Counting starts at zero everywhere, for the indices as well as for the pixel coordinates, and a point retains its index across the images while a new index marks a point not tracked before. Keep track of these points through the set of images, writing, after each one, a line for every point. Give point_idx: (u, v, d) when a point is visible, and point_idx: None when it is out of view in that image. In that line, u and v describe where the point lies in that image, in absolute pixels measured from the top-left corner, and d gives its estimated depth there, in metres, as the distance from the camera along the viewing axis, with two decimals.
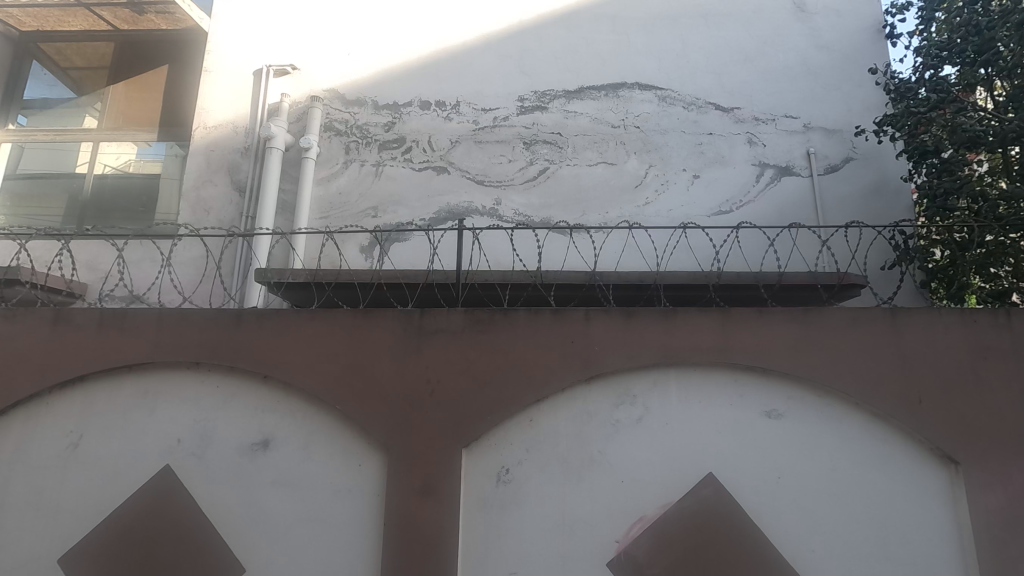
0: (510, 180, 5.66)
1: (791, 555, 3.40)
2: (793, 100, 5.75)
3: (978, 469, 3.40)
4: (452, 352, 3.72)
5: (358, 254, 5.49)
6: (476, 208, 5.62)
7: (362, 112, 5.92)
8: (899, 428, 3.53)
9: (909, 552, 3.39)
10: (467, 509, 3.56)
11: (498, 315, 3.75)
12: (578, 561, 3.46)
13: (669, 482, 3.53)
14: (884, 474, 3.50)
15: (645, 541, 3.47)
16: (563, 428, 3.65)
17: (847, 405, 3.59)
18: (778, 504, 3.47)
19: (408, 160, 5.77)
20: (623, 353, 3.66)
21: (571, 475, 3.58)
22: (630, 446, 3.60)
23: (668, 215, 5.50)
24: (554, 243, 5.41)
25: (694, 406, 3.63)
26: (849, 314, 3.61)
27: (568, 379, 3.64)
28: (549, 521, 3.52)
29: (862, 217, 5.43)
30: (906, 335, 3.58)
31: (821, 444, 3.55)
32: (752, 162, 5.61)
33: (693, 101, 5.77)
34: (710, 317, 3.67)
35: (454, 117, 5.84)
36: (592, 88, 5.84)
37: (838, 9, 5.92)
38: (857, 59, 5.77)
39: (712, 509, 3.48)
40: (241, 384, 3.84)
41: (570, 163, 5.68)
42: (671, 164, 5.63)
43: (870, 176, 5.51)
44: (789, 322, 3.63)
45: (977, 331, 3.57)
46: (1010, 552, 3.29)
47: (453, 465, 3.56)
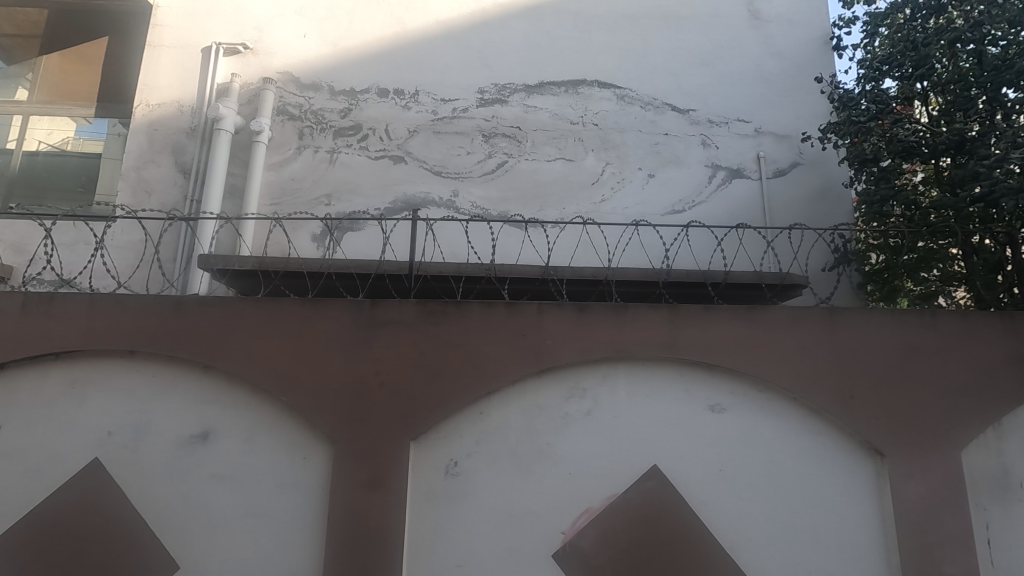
0: (468, 173, 5.62)
1: (729, 544, 3.53)
2: (746, 104, 5.92)
3: (902, 461, 3.60)
4: (403, 343, 3.67)
5: (309, 243, 5.37)
6: (433, 199, 5.56)
7: (318, 97, 5.75)
8: (832, 422, 3.70)
9: (837, 541, 3.57)
10: (414, 502, 3.53)
11: (451, 307, 3.72)
12: (523, 554, 3.48)
13: (615, 474, 3.60)
14: (817, 465, 3.66)
15: (590, 532, 3.52)
16: (513, 420, 3.66)
17: (785, 400, 3.74)
18: (718, 495, 3.58)
19: (364, 148, 5.65)
20: (574, 346, 3.69)
21: (520, 468, 3.60)
22: (578, 439, 3.64)
23: (623, 212, 5.59)
24: (509, 236, 5.42)
25: (642, 400, 3.71)
26: (791, 312, 3.75)
27: (520, 372, 3.65)
28: (497, 513, 3.53)
29: (806, 220, 5.66)
30: (841, 333, 3.75)
31: (760, 437, 3.69)
32: (705, 163, 5.75)
33: (651, 101, 5.87)
34: (660, 314, 3.75)
35: (412, 106, 5.75)
36: (552, 84, 5.86)
37: (790, 19, 6.12)
38: (806, 68, 5.99)
39: (656, 499, 3.57)
40: (180, 373, 3.68)
41: (528, 158, 5.68)
42: (628, 163, 5.71)
43: (815, 181, 5.74)
44: (733, 319, 3.74)
45: (907, 331, 3.77)
46: (929, 538, 3.49)
47: (401, 457, 3.52)
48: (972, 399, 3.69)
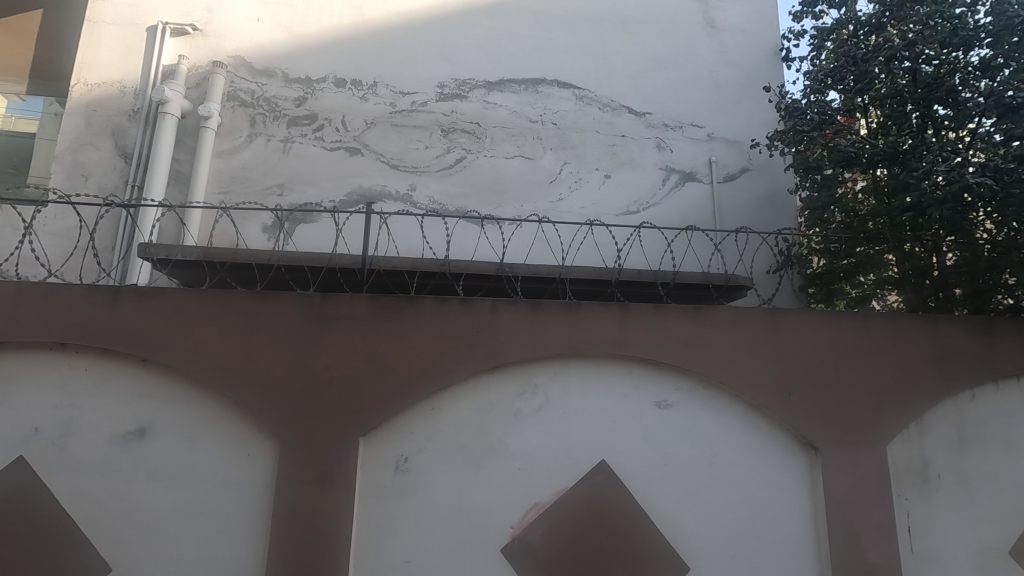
0: (426, 167, 5.58)
1: (672, 536, 3.64)
2: (700, 109, 6.09)
3: (834, 455, 3.79)
4: (354, 338, 3.62)
5: (259, 234, 5.22)
6: (389, 192, 5.50)
7: (271, 84, 5.58)
8: (771, 418, 3.87)
9: (774, 531, 3.73)
10: (363, 499, 3.49)
11: (404, 302, 3.69)
12: (472, 549, 3.50)
13: (565, 469, 3.66)
14: (757, 460, 3.82)
15: (539, 527, 3.56)
16: (464, 416, 3.67)
17: (728, 396, 3.88)
18: (663, 489, 3.69)
19: (319, 139, 5.53)
20: (527, 343, 3.73)
21: (471, 463, 3.61)
22: (529, 435, 3.69)
23: (580, 211, 5.67)
24: (464, 232, 5.43)
25: (592, 396, 3.77)
26: (735, 312, 3.90)
27: (472, 368, 3.66)
28: (447, 508, 3.53)
29: (753, 224, 5.88)
30: (781, 333, 3.92)
31: (704, 432, 3.82)
32: (659, 166, 5.89)
33: (609, 103, 5.96)
34: (612, 312, 3.83)
35: (370, 98, 5.66)
36: (512, 81, 5.87)
37: (743, 29, 6.33)
38: (757, 77, 6.22)
39: (604, 493, 3.64)
40: (116, 367, 3.52)
41: (487, 154, 5.69)
42: (586, 163, 5.79)
43: (762, 187, 5.97)
44: (681, 318, 3.86)
45: (841, 332, 3.97)
46: (857, 528, 3.69)
47: (350, 453, 3.48)
48: (898, 397, 3.93)
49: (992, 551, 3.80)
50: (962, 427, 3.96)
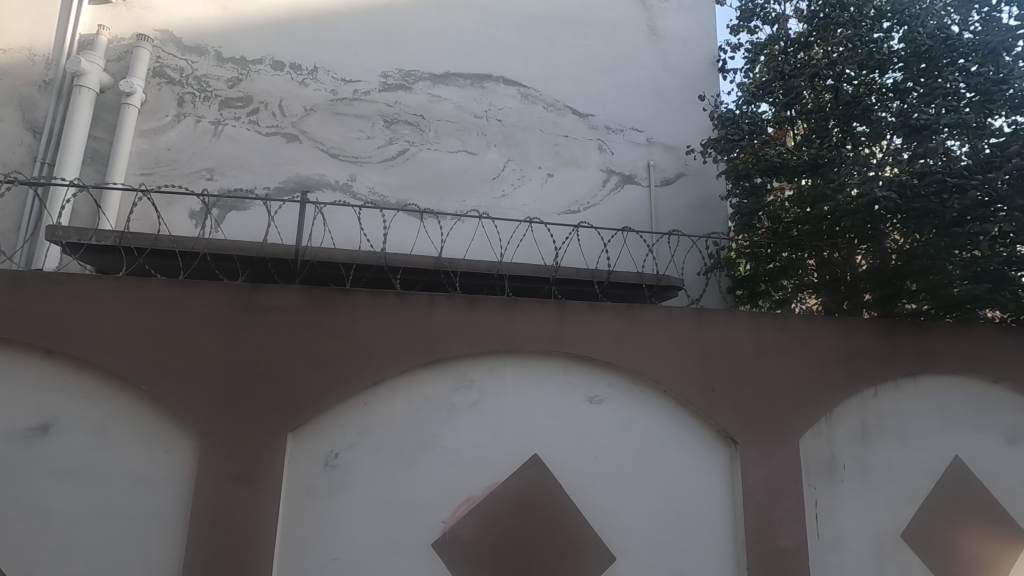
0: (367, 157, 5.46)
1: (601, 527, 3.75)
2: (641, 114, 6.27)
3: (753, 448, 4.02)
4: (285, 331, 3.51)
5: (185, 220, 4.98)
6: (328, 182, 5.35)
7: (202, 62, 5.31)
8: (696, 413, 4.05)
9: (696, 520, 3.91)
10: (289, 496, 3.39)
11: (338, 295, 3.61)
12: (402, 544, 3.47)
13: (499, 463, 3.69)
14: (682, 453, 3.99)
15: (471, 520, 3.58)
16: (398, 411, 3.63)
17: (657, 392, 4.03)
18: (593, 481, 3.80)
19: (254, 123, 5.31)
20: (463, 339, 3.73)
21: (404, 459, 3.58)
22: (463, 430, 3.69)
23: (522, 209, 5.72)
24: (403, 225, 5.37)
25: (527, 392, 3.83)
26: (665, 311, 4.06)
27: (407, 363, 3.62)
28: (378, 504, 3.49)
29: (687, 226, 6.13)
30: (707, 332, 4.11)
31: (633, 426, 3.95)
32: (600, 168, 6.03)
33: (553, 103, 6.03)
34: (548, 309, 3.89)
35: (310, 83, 5.48)
36: (458, 75, 5.84)
37: (683, 38, 6.56)
38: (694, 86, 6.47)
39: (535, 487, 3.70)
40: (17, 358, 3.25)
41: (430, 147, 5.63)
42: (529, 161, 5.85)
43: (696, 192, 6.22)
44: (614, 316, 3.98)
45: (762, 331, 4.21)
46: (771, 516, 3.94)
47: (277, 449, 3.37)
48: (810, 393, 4.21)
49: (888, 535, 4.14)
50: (865, 421, 4.28)
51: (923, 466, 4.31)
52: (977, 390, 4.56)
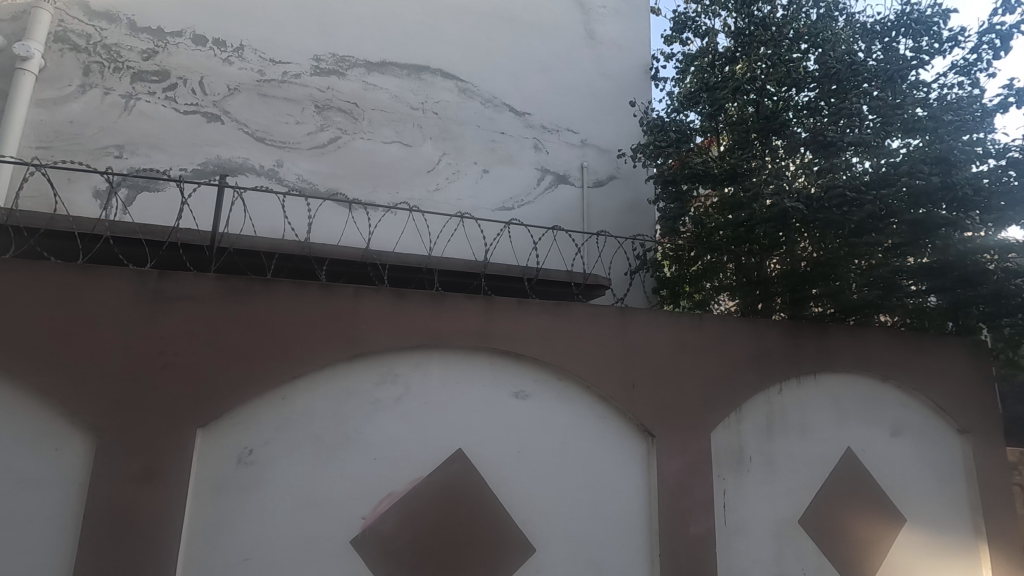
0: (296, 143, 5.26)
1: (522, 520, 3.81)
2: (577, 116, 6.40)
3: (668, 441, 4.21)
4: (197, 321, 3.33)
5: (89, 199, 4.65)
6: (251, 166, 5.11)
7: (113, 30, 4.95)
8: (617, 408, 4.19)
9: (613, 511, 4.05)
10: (197, 494, 3.22)
11: (256, 285, 3.46)
12: (318, 542, 3.38)
13: (421, 458, 3.67)
14: (602, 446, 4.12)
15: (391, 516, 3.53)
16: (318, 406, 3.53)
17: (580, 388, 4.14)
18: (515, 475, 3.85)
19: (170, 99, 4.99)
20: (389, 333, 3.68)
21: (323, 454, 3.49)
22: (386, 425, 3.65)
23: (456, 204, 5.70)
24: (330, 214, 5.23)
25: (452, 386, 3.82)
26: (590, 309, 4.17)
27: (329, 356, 3.53)
28: (294, 501, 3.39)
29: (617, 228, 6.32)
30: (629, 330, 4.27)
31: (556, 421, 4.04)
32: (535, 166, 6.10)
33: (491, 99, 6.04)
34: (476, 304, 3.91)
35: (234, 61, 5.22)
36: (395, 64, 5.73)
37: (619, 44, 6.75)
38: (628, 92, 6.67)
39: (458, 482, 3.71)
40: None
41: (363, 136, 5.49)
42: (464, 156, 5.83)
43: (626, 195, 6.43)
44: (541, 313, 4.05)
45: (680, 331, 4.42)
46: (682, 505, 4.14)
47: (184, 445, 3.20)
48: (722, 390, 4.46)
49: (787, 521, 4.46)
50: (770, 415, 4.59)
51: (819, 457, 4.67)
52: (868, 387, 4.99)
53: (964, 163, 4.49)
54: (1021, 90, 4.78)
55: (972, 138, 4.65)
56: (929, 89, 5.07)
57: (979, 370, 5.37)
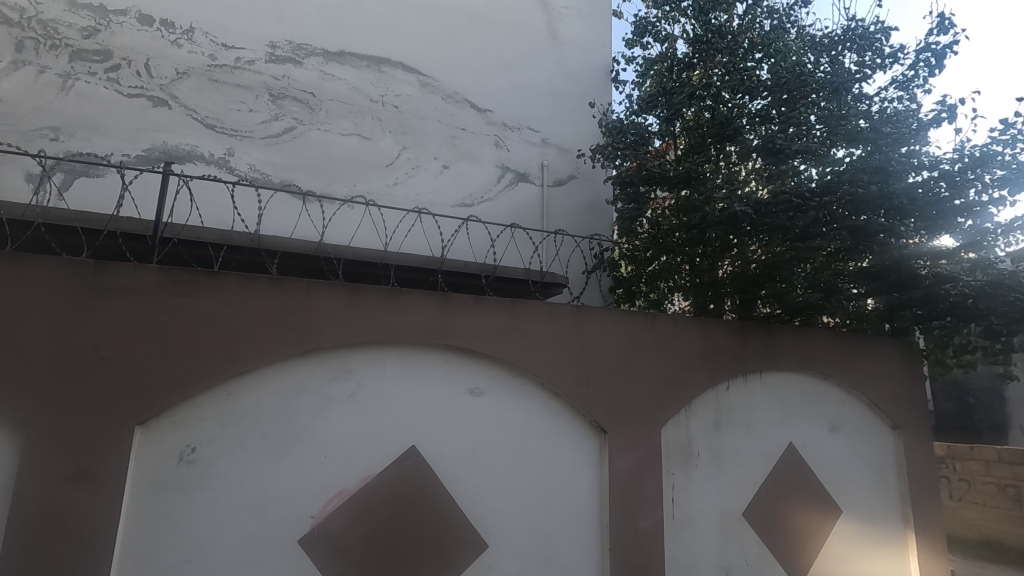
0: (248, 132, 5.10)
1: (475, 516, 3.81)
2: (538, 115, 6.43)
3: (620, 437, 4.30)
4: (137, 315, 3.19)
5: (21, 183, 4.40)
6: (200, 154, 4.93)
7: (51, 5, 4.71)
8: (571, 405, 4.25)
9: (565, 506, 4.11)
10: (135, 495, 3.09)
11: (202, 277, 3.34)
12: (264, 542, 3.29)
13: (373, 456, 3.62)
14: (556, 442, 4.17)
15: (341, 515, 3.47)
16: (267, 402, 3.44)
17: (535, 385, 4.17)
18: (469, 472, 3.85)
19: (113, 80, 4.77)
20: (342, 328, 3.62)
21: (271, 452, 3.40)
22: (337, 422, 3.58)
23: (415, 199, 5.64)
24: (283, 206, 5.11)
25: (406, 383, 3.79)
26: (547, 307, 4.21)
27: (279, 352, 3.44)
28: (239, 500, 3.29)
29: (576, 227, 6.39)
30: (585, 328, 4.33)
31: (511, 417, 4.06)
32: (495, 164, 6.10)
33: (452, 95, 6.00)
34: (432, 301, 3.88)
35: (184, 43, 5.03)
36: (354, 55, 5.63)
37: (581, 45, 6.82)
38: (589, 93, 6.75)
39: (411, 479, 3.68)
40: None
41: (320, 127, 5.37)
42: (425, 151, 5.77)
43: (586, 194, 6.51)
44: (498, 310, 4.06)
45: (634, 329, 4.51)
46: (632, 500, 4.24)
47: (121, 444, 3.05)
48: (673, 387, 4.59)
49: (732, 514, 4.62)
50: (718, 412, 4.75)
51: (763, 452, 4.86)
52: (809, 385, 5.22)
53: (900, 173, 4.75)
54: (953, 106, 5.10)
55: (909, 150, 4.92)
56: (871, 102, 5.33)
57: (911, 369, 5.69)
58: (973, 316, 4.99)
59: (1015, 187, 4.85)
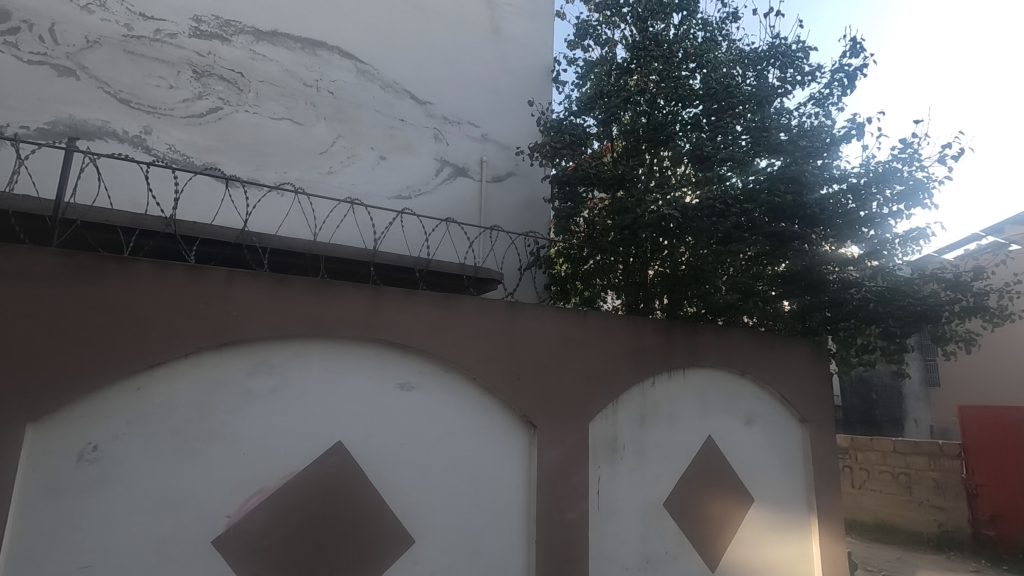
0: (168, 110, 4.80)
1: (402, 511, 3.77)
2: (479, 110, 6.41)
3: (549, 431, 4.38)
4: (32, 301, 2.93)
5: None
6: (113, 131, 4.60)
7: None
8: (502, 400, 4.28)
9: (494, 500, 4.14)
10: (25, 496, 2.84)
11: (110, 263, 3.12)
12: (174, 544, 3.12)
13: (297, 452, 3.51)
14: (486, 437, 4.19)
15: (260, 513, 3.34)
16: (180, 397, 3.26)
17: (467, 380, 4.18)
18: (397, 467, 3.81)
19: (11, 44, 4.36)
20: (265, 320, 3.48)
21: (184, 449, 3.23)
22: (258, 417, 3.44)
23: (349, 188, 5.49)
24: (205, 190, 4.86)
25: (333, 377, 3.69)
26: (480, 302, 4.22)
27: (195, 344, 3.27)
28: (147, 500, 3.10)
29: (513, 224, 6.43)
30: (517, 324, 4.38)
31: (441, 412, 4.04)
32: (434, 157, 6.03)
33: (391, 84, 5.88)
34: (362, 293, 3.80)
35: (95, 10, 4.67)
36: (288, 36, 5.42)
37: (523, 43, 6.86)
38: (530, 91, 6.80)
39: (336, 476, 3.60)
40: None
41: (248, 109, 5.12)
42: (361, 140, 5.63)
43: (524, 191, 6.56)
44: (430, 304, 4.03)
45: (565, 326, 4.61)
46: (560, 492, 4.33)
47: (9, 441, 2.80)
48: (602, 382, 4.72)
49: (653, 504, 4.82)
50: (644, 406, 4.93)
51: (684, 444, 5.10)
52: (728, 381, 5.52)
53: (813, 184, 5.10)
54: (861, 124, 5.51)
55: (823, 163, 5.27)
56: (791, 117, 5.69)
57: (819, 367, 6.12)
58: (873, 319, 5.39)
59: (911, 201, 5.31)
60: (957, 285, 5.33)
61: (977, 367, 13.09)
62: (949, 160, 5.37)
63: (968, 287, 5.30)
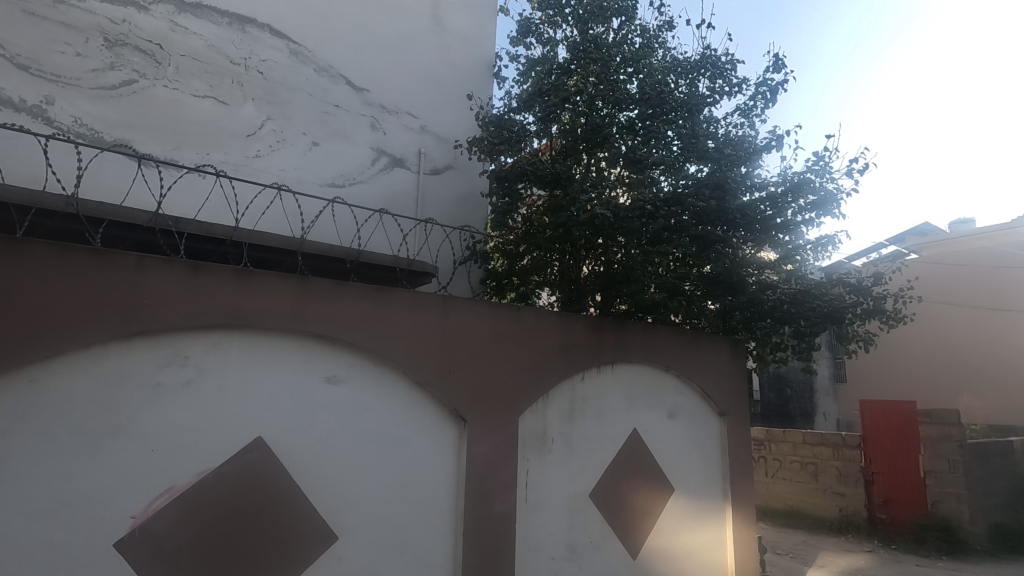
0: (75, 79, 4.44)
1: (325, 508, 3.68)
2: (418, 100, 6.31)
3: (479, 425, 4.40)
4: None
5: None
6: (8, 99, 4.19)
7: None
8: (432, 394, 4.25)
9: (422, 494, 4.10)
10: None
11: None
12: (70, 548, 2.90)
13: (212, 449, 3.34)
14: (415, 431, 4.15)
15: (169, 513, 3.16)
16: (80, 390, 3.02)
17: (396, 374, 4.12)
18: (320, 462, 3.70)
19: None
20: (180, 310, 3.29)
21: (84, 446, 3.00)
22: (169, 412, 3.24)
23: (278, 174, 5.27)
24: (115, 169, 4.53)
25: (254, 370, 3.54)
26: (412, 296, 4.17)
27: (99, 333, 3.04)
28: (39, 501, 2.86)
29: (450, 217, 6.38)
30: (450, 318, 4.36)
31: (369, 407, 3.97)
32: (370, 146, 5.89)
33: (326, 67, 5.69)
34: (288, 284, 3.66)
35: None
36: (213, 10, 5.12)
37: (465, 36, 6.80)
38: (471, 85, 6.76)
39: (255, 472, 3.45)
40: None
41: (167, 84, 4.80)
42: (292, 124, 5.41)
43: (462, 185, 6.52)
44: (360, 297, 3.95)
45: (497, 321, 4.64)
46: (488, 485, 4.37)
47: None
48: (533, 377, 4.80)
49: (580, 495, 4.95)
50: (573, 401, 5.05)
51: (610, 437, 5.27)
52: (654, 376, 5.75)
53: (736, 190, 5.42)
54: (781, 136, 5.88)
55: (746, 170, 5.59)
56: (718, 125, 5.99)
57: (737, 364, 6.48)
58: (787, 318, 5.78)
59: (823, 211, 5.72)
60: (859, 288, 5.81)
61: (878, 365, 14.25)
62: (856, 174, 5.81)
63: (869, 291, 5.80)
